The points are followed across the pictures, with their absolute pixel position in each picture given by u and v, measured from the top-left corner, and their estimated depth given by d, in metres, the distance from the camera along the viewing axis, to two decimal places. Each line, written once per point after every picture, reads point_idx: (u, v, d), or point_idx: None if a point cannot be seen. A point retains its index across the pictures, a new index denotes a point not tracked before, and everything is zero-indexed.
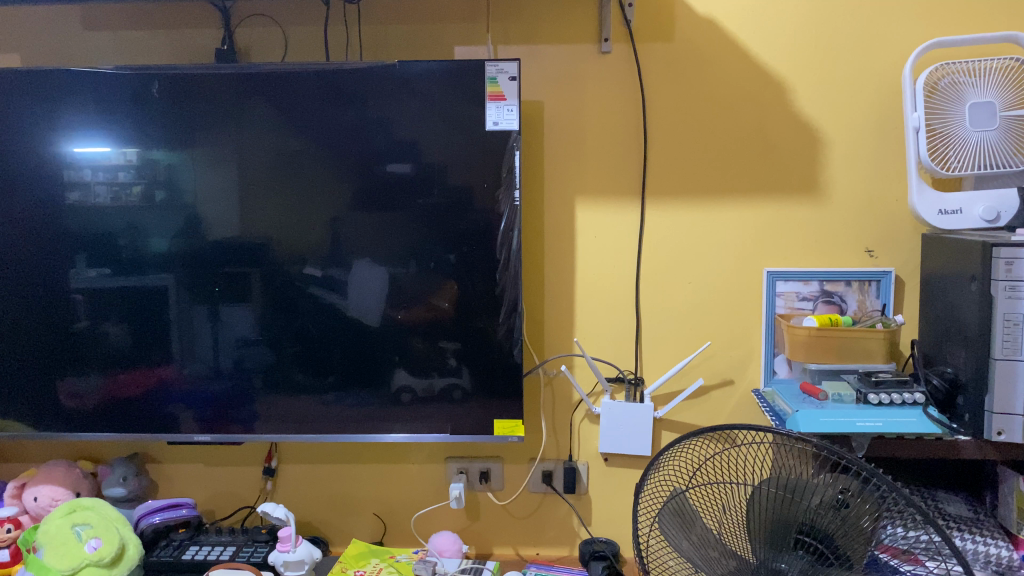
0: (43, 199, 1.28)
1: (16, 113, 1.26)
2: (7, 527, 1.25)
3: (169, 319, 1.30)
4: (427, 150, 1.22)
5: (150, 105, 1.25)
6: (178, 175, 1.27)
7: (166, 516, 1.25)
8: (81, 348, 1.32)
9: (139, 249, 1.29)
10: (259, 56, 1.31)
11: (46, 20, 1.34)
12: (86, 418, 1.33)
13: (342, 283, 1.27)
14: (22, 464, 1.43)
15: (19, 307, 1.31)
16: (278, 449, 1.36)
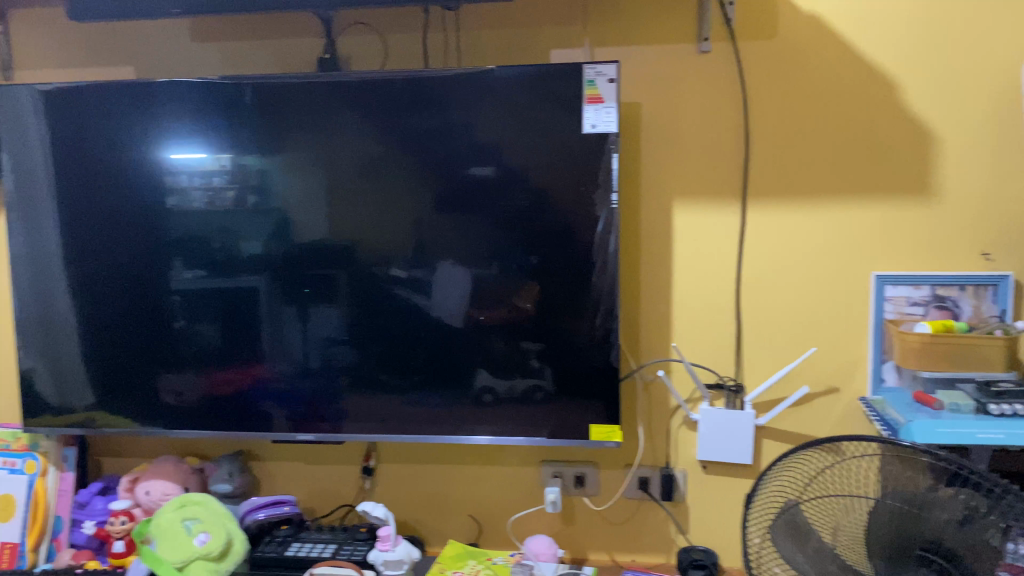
0: (144, 204, 1.34)
1: (120, 122, 1.33)
2: (122, 520, 1.32)
3: (261, 319, 1.34)
4: (509, 153, 1.23)
5: (243, 111, 1.29)
6: (269, 180, 1.30)
7: (270, 512, 1.28)
8: (177, 346, 1.37)
9: (233, 251, 1.33)
10: (360, 64, 1.34)
11: (160, 34, 1.39)
12: (185, 416, 1.38)
13: (426, 283, 1.28)
14: (135, 460, 1.49)
15: (123, 308, 1.37)
16: (376, 448, 1.39)
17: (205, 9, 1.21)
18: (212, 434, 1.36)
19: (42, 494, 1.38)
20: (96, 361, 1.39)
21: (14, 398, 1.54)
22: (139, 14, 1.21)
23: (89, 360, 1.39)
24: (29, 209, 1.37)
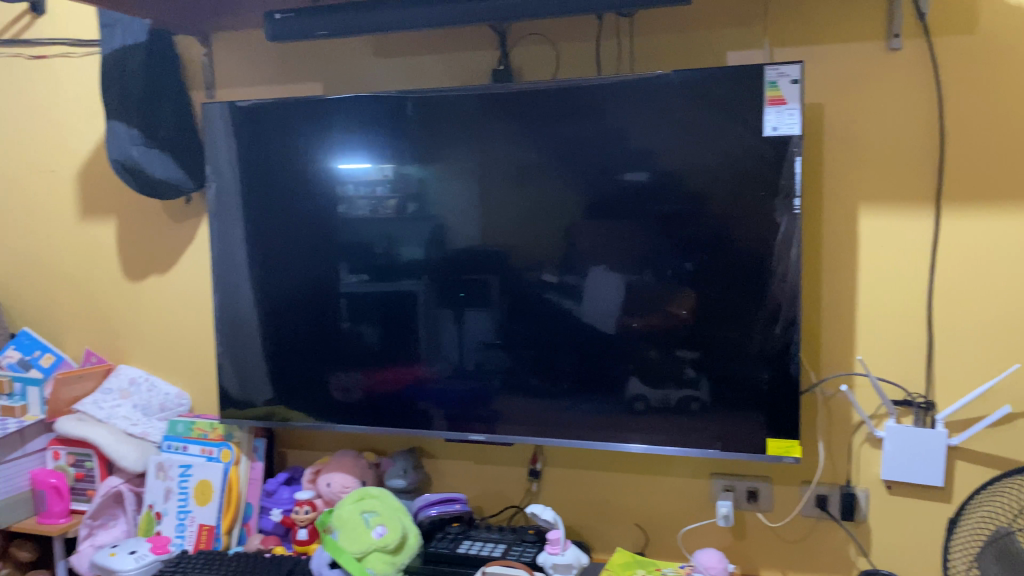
0: (315, 212, 1.42)
1: (294, 135, 1.42)
2: (306, 510, 1.40)
3: (418, 322, 1.39)
4: (665, 157, 1.22)
5: (405, 123, 1.35)
6: (428, 188, 1.35)
7: (442, 508, 1.33)
8: (343, 346, 1.44)
9: (393, 256, 1.39)
10: (532, 74, 1.36)
11: (344, 51, 1.47)
12: (350, 412, 1.45)
13: (577, 289, 1.29)
14: (315, 453, 1.58)
15: (296, 308, 1.46)
16: (542, 451, 1.41)
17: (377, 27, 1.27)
18: (366, 428, 1.43)
19: (235, 481, 1.48)
20: (274, 358, 1.49)
21: (210, 391, 1.68)
22: (317, 36, 1.30)
23: (268, 357, 1.49)
24: (218, 217, 1.49)
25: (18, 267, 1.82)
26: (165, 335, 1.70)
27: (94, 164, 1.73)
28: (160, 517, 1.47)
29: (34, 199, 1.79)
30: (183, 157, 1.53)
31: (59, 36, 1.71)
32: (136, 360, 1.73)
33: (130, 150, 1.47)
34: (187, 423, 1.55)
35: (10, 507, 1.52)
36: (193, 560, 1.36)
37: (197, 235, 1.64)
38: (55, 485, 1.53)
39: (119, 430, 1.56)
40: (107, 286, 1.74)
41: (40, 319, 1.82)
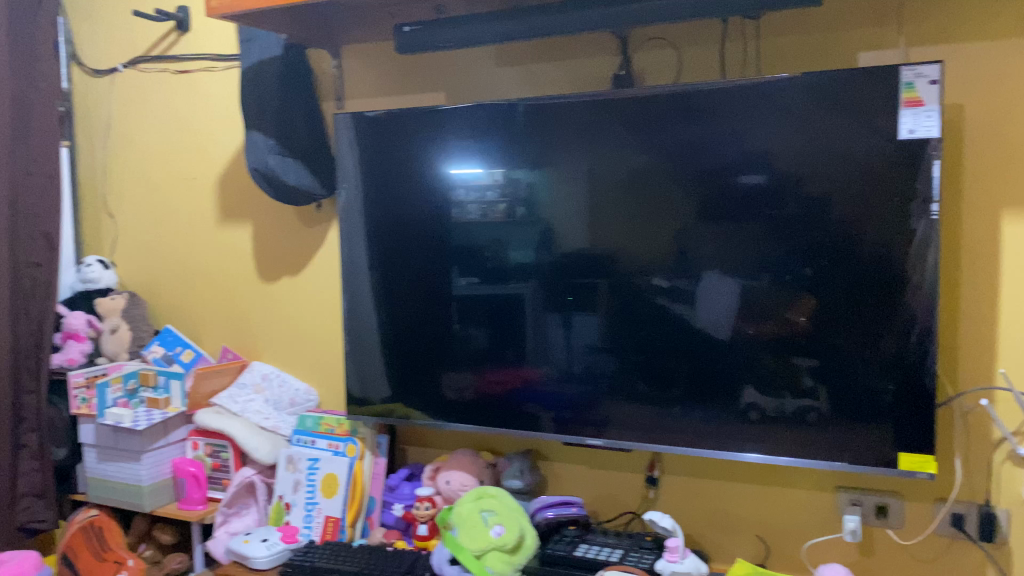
0: (429, 216, 1.46)
1: (410, 141, 1.47)
2: (427, 505, 1.44)
3: (526, 325, 1.41)
4: (783, 160, 1.20)
5: (518, 128, 1.38)
6: (537, 192, 1.37)
7: (558, 511, 1.34)
8: (454, 347, 1.47)
9: (502, 260, 1.41)
10: (654, 79, 1.36)
11: (467, 60, 1.51)
12: (463, 412, 1.48)
13: (690, 294, 1.28)
14: (435, 451, 1.63)
15: (411, 309, 1.51)
16: (660, 458, 1.40)
17: (497, 36, 1.30)
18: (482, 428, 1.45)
19: (360, 475, 1.54)
20: (392, 357, 1.54)
21: (337, 389, 1.75)
22: (440, 47, 1.34)
23: (387, 357, 1.54)
24: (340, 221, 1.56)
25: (163, 268, 1.95)
26: (295, 334, 1.78)
27: (231, 172, 1.83)
28: (289, 508, 1.54)
29: (177, 205, 1.91)
30: (314, 165, 1.60)
31: (201, 51, 1.82)
32: (268, 357, 1.82)
33: (267, 158, 1.55)
34: (315, 419, 1.62)
35: (155, 492, 1.65)
36: (320, 550, 1.42)
37: (326, 239, 1.72)
38: (195, 474, 1.63)
39: (253, 423, 1.65)
40: (243, 286, 1.84)
41: (181, 317, 1.94)
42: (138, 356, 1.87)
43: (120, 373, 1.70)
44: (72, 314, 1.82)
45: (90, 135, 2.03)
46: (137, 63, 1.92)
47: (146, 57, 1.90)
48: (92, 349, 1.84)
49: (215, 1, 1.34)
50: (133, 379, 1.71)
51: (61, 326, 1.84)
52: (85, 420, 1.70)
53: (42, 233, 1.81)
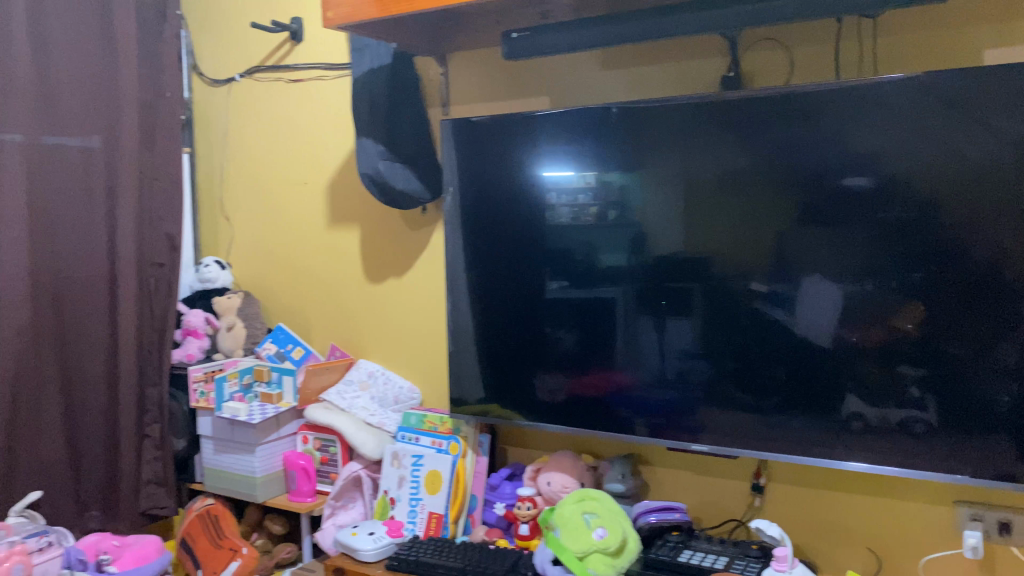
0: (525, 220, 1.48)
1: (507, 146, 1.49)
2: (528, 505, 1.46)
3: (616, 329, 1.41)
4: (891, 161, 1.16)
5: (613, 131, 1.38)
6: (629, 195, 1.37)
7: (661, 516, 1.34)
8: (547, 350, 1.49)
9: (593, 263, 1.42)
10: (764, 79, 1.34)
11: (572, 65, 1.52)
12: (555, 414, 1.49)
13: (790, 299, 1.25)
14: (535, 452, 1.64)
15: (506, 311, 1.53)
16: (766, 465, 1.38)
17: (603, 42, 1.32)
18: (570, 429, 1.47)
19: (462, 473, 1.56)
20: (487, 358, 1.56)
21: (439, 388, 1.79)
22: (549, 52, 1.36)
23: (482, 358, 1.57)
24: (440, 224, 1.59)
25: (275, 269, 2.04)
26: (399, 334, 1.83)
27: (340, 177, 1.90)
28: (394, 503, 1.58)
29: (289, 208, 1.99)
30: (420, 170, 1.64)
31: (313, 61, 1.89)
32: (373, 356, 1.88)
33: (377, 164, 1.60)
34: (419, 416, 1.68)
35: (268, 483, 1.73)
36: (424, 545, 1.45)
37: (430, 242, 1.76)
38: (305, 466, 1.71)
39: (359, 419, 1.70)
40: (350, 287, 1.90)
41: (291, 316, 2.02)
42: (251, 352, 1.96)
43: (236, 368, 1.81)
44: (192, 312, 1.93)
45: (208, 142, 2.13)
46: (252, 73, 2.01)
47: (262, 67, 1.99)
48: (209, 345, 1.94)
49: (331, 13, 1.39)
50: (248, 374, 1.82)
51: (182, 322, 1.94)
52: (204, 412, 1.81)
53: (164, 235, 1.92)
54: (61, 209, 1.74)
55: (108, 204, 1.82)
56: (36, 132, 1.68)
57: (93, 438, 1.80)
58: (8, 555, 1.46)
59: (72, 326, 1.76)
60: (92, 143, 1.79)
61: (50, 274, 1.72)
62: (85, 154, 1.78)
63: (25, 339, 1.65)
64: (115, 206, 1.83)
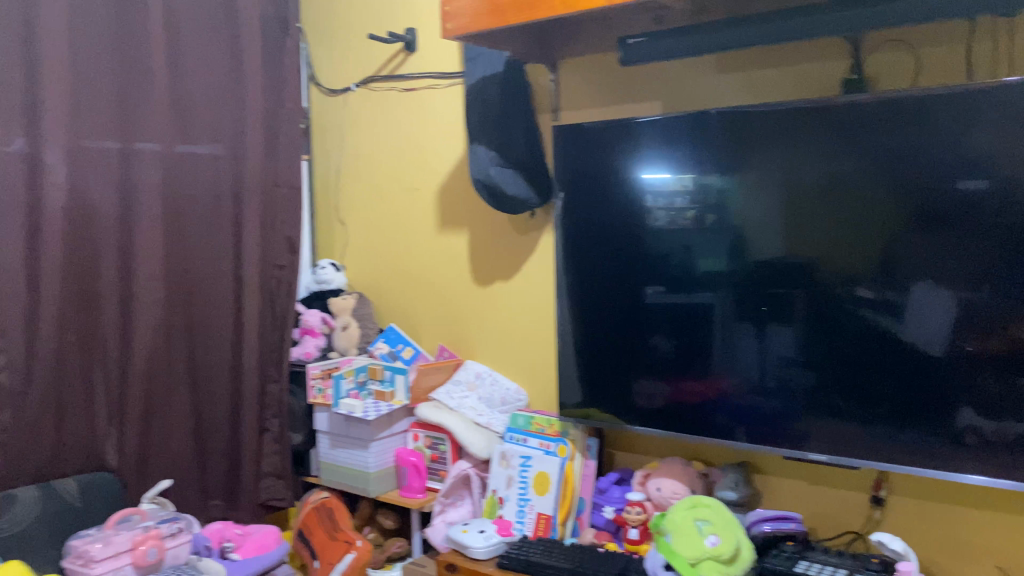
0: (623, 224, 1.49)
1: (608, 150, 1.50)
2: (638, 510, 1.46)
3: (714, 335, 1.40)
4: (1008, 165, 1.12)
5: (710, 135, 1.37)
6: (728, 198, 1.36)
7: (775, 525, 1.32)
8: (644, 355, 1.49)
9: (690, 268, 1.42)
10: (889, 82, 1.31)
11: (686, 69, 1.52)
12: (654, 417, 1.49)
13: (898, 307, 1.22)
14: (642, 457, 1.64)
15: (605, 315, 1.54)
16: (887, 478, 1.34)
17: (720, 48, 1.33)
18: (666, 432, 1.47)
19: (570, 475, 1.57)
20: (586, 361, 1.58)
21: (545, 391, 1.81)
22: (673, 55, 1.37)
23: (580, 360, 1.59)
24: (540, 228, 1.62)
25: (386, 271, 2.11)
26: (506, 337, 1.86)
27: (450, 182, 1.94)
28: (503, 502, 1.61)
29: (400, 213, 2.06)
30: (531, 175, 1.66)
31: (426, 70, 1.95)
32: (481, 357, 1.92)
33: (489, 168, 1.64)
34: (527, 418, 1.67)
35: (381, 478, 1.80)
36: (534, 545, 1.48)
37: (537, 246, 1.78)
38: (415, 463, 1.76)
39: (468, 419, 1.75)
40: (458, 290, 1.95)
41: (402, 317, 2.08)
42: (364, 351, 2.03)
43: (353, 367, 1.88)
44: (309, 312, 2.03)
45: (324, 149, 2.22)
46: (367, 82, 2.09)
47: (376, 76, 2.06)
48: (325, 344, 2.03)
49: (451, 23, 1.43)
50: (363, 372, 1.90)
51: (300, 322, 2.05)
52: (321, 408, 1.89)
53: (285, 237, 2.03)
54: (195, 214, 1.85)
55: (233, 208, 1.92)
56: (172, 141, 1.79)
57: (218, 433, 1.89)
58: (144, 538, 1.55)
59: (201, 325, 1.86)
60: (220, 151, 1.89)
61: (183, 276, 1.82)
62: (214, 161, 1.88)
63: (160, 337, 1.76)
64: (240, 211, 1.93)
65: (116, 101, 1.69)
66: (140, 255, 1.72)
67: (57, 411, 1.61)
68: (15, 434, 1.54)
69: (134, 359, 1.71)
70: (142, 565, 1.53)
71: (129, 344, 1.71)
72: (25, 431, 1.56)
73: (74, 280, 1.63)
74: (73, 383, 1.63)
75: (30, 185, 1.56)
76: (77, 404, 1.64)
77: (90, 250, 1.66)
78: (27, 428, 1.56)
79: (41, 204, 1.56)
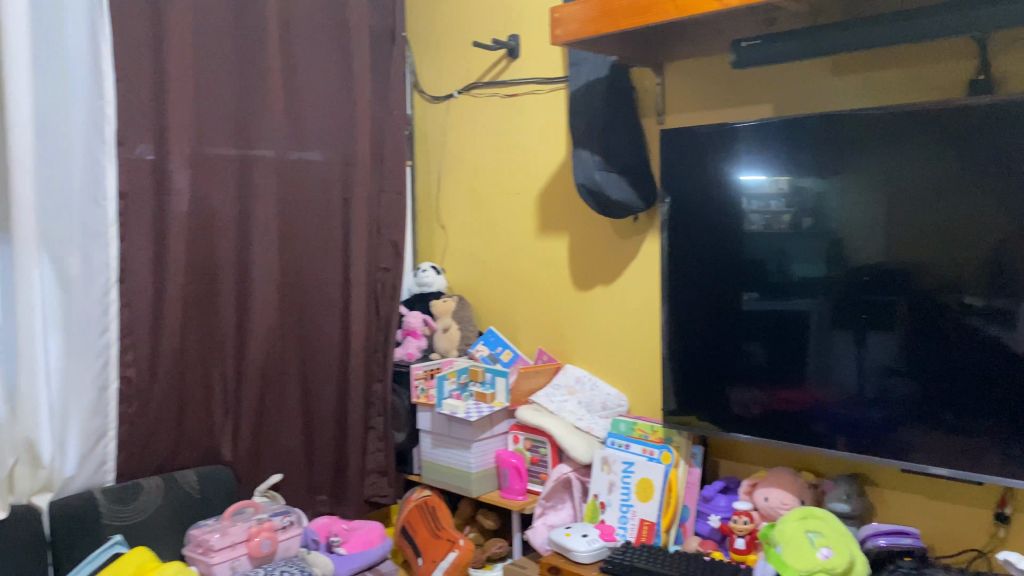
0: (719, 229, 1.48)
1: (703, 154, 1.49)
2: (745, 520, 1.45)
3: (809, 342, 1.38)
4: None
5: (806, 138, 1.35)
6: (826, 202, 1.34)
7: (891, 540, 1.28)
8: (737, 362, 1.48)
9: (786, 274, 1.40)
10: (1017, 83, 1.25)
11: (799, 72, 1.49)
12: (750, 426, 1.47)
13: (1009, 316, 1.18)
14: (748, 467, 1.62)
15: (698, 321, 1.53)
16: (1012, 495, 1.28)
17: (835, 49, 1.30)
18: (761, 441, 1.45)
19: (674, 482, 1.55)
20: (679, 367, 1.57)
21: (647, 396, 1.79)
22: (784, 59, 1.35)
23: (673, 365, 1.58)
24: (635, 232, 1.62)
25: (486, 275, 2.13)
26: (607, 341, 1.86)
27: (551, 186, 1.95)
28: (604, 507, 1.61)
29: (501, 217, 2.08)
30: (635, 180, 1.66)
31: (529, 76, 1.97)
32: (581, 361, 1.92)
33: (593, 173, 1.62)
34: (629, 424, 1.70)
35: (481, 479, 1.82)
36: (637, 550, 1.47)
37: (640, 251, 1.77)
38: (517, 465, 1.78)
39: (568, 423, 1.75)
40: (558, 294, 1.96)
41: (502, 321, 2.10)
42: (465, 353, 2.06)
43: (455, 367, 1.92)
44: (412, 314, 2.07)
45: (427, 155, 2.27)
46: (470, 89, 2.12)
47: (479, 83, 2.09)
48: (427, 345, 2.07)
49: (560, 30, 1.44)
50: (465, 374, 1.92)
51: (403, 323, 2.09)
52: (423, 407, 1.93)
53: (390, 241, 2.09)
54: (306, 218, 1.91)
55: (342, 213, 1.98)
56: (286, 149, 1.87)
57: (325, 430, 1.95)
58: (257, 530, 1.61)
59: (311, 326, 1.93)
60: (331, 157, 1.96)
61: (294, 278, 1.89)
62: (324, 168, 1.94)
63: (273, 336, 1.84)
64: (348, 216, 1.99)
65: (236, 111, 1.78)
66: (256, 258, 1.80)
67: (179, 406, 1.69)
68: (141, 427, 1.63)
69: (249, 358, 1.79)
70: (256, 555, 1.59)
71: (245, 343, 1.79)
72: (150, 424, 1.65)
73: (196, 282, 1.71)
74: (195, 379, 1.72)
75: (158, 192, 1.65)
76: (197, 400, 1.72)
77: (211, 253, 1.74)
78: (152, 421, 1.65)
79: (168, 209, 1.64)
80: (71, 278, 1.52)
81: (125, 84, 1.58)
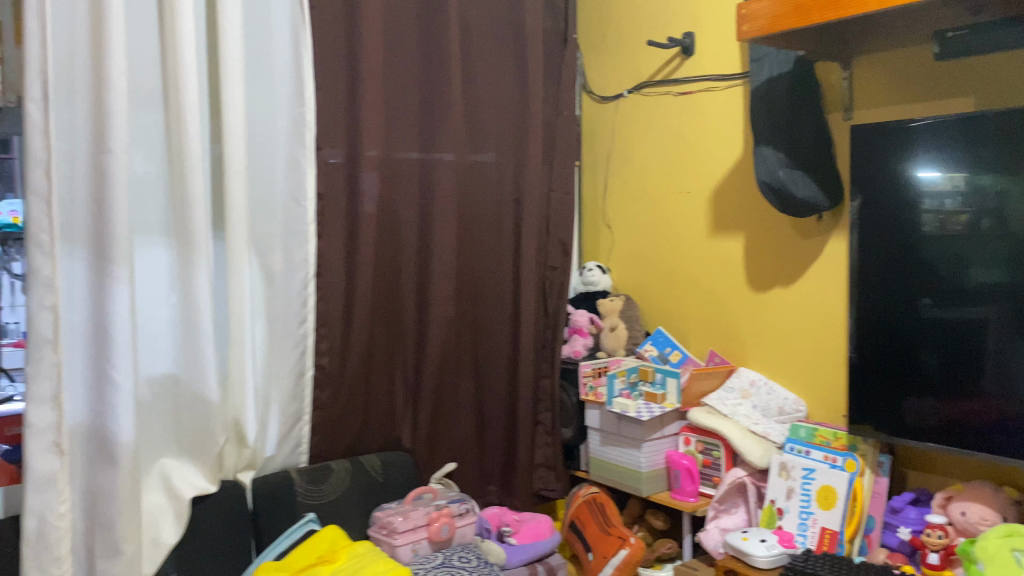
0: (891, 231, 1.43)
1: (873, 153, 1.44)
2: (939, 534, 1.37)
3: (990, 351, 1.31)
4: None
5: (988, 135, 1.29)
6: (1009, 202, 1.27)
7: None
8: (911, 370, 1.41)
9: (963, 279, 1.33)
10: None
11: (1007, 61, 1.40)
12: (925, 437, 1.40)
13: None
14: (940, 480, 1.54)
15: (868, 327, 1.47)
16: None
17: None
18: (943, 450, 1.36)
19: (859, 491, 1.50)
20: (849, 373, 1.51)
21: (827, 401, 1.74)
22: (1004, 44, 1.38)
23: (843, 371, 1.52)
24: None
25: (654, 274, 2.13)
26: (783, 343, 1.81)
27: (724, 185, 1.92)
28: (782, 513, 1.57)
29: (671, 216, 2.07)
30: (822, 178, 1.61)
31: (703, 73, 1.95)
32: (755, 363, 1.88)
33: (777, 170, 1.61)
34: (810, 429, 1.65)
35: (652, 479, 1.82)
36: (820, 559, 1.42)
37: (823, 252, 1.72)
38: (688, 466, 1.77)
39: (743, 427, 1.72)
40: (732, 294, 1.93)
41: (671, 321, 2.09)
42: (633, 352, 2.06)
43: (625, 367, 1.94)
44: (579, 312, 2.10)
45: (595, 156, 2.30)
46: (641, 88, 2.13)
47: (651, 82, 2.09)
48: (593, 344, 2.08)
49: (747, 26, 1.42)
50: (635, 373, 1.93)
51: (570, 322, 2.12)
52: (592, 406, 1.96)
53: (559, 240, 2.13)
54: (481, 218, 1.98)
55: (514, 212, 2.03)
56: (464, 151, 1.94)
57: (498, 423, 2.01)
58: (437, 516, 1.68)
59: (482, 321, 1.99)
60: (504, 159, 2.01)
61: (469, 275, 1.97)
62: (499, 168, 2.00)
63: (449, 331, 1.91)
64: (520, 215, 2.03)
65: (419, 115, 1.87)
66: (436, 256, 1.88)
67: (366, 394, 1.79)
68: (332, 412, 1.74)
69: (428, 351, 1.87)
70: (437, 540, 1.66)
71: (424, 337, 1.88)
72: (340, 410, 1.75)
73: (382, 278, 1.81)
74: (380, 370, 1.81)
75: (350, 193, 1.75)
76: (381, 389, 1.82)
77: (396, 250, 1.83)
78: (342, 407, 1.75)
79: (360, 210, 1.75)
80: (274, 273, 1.65)
81: (322, 92, 1.69)
